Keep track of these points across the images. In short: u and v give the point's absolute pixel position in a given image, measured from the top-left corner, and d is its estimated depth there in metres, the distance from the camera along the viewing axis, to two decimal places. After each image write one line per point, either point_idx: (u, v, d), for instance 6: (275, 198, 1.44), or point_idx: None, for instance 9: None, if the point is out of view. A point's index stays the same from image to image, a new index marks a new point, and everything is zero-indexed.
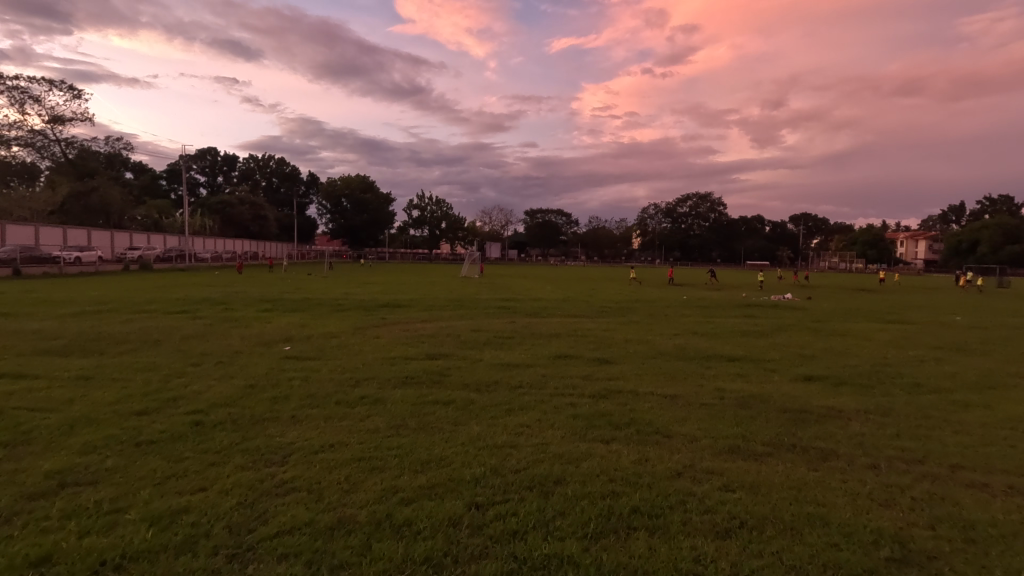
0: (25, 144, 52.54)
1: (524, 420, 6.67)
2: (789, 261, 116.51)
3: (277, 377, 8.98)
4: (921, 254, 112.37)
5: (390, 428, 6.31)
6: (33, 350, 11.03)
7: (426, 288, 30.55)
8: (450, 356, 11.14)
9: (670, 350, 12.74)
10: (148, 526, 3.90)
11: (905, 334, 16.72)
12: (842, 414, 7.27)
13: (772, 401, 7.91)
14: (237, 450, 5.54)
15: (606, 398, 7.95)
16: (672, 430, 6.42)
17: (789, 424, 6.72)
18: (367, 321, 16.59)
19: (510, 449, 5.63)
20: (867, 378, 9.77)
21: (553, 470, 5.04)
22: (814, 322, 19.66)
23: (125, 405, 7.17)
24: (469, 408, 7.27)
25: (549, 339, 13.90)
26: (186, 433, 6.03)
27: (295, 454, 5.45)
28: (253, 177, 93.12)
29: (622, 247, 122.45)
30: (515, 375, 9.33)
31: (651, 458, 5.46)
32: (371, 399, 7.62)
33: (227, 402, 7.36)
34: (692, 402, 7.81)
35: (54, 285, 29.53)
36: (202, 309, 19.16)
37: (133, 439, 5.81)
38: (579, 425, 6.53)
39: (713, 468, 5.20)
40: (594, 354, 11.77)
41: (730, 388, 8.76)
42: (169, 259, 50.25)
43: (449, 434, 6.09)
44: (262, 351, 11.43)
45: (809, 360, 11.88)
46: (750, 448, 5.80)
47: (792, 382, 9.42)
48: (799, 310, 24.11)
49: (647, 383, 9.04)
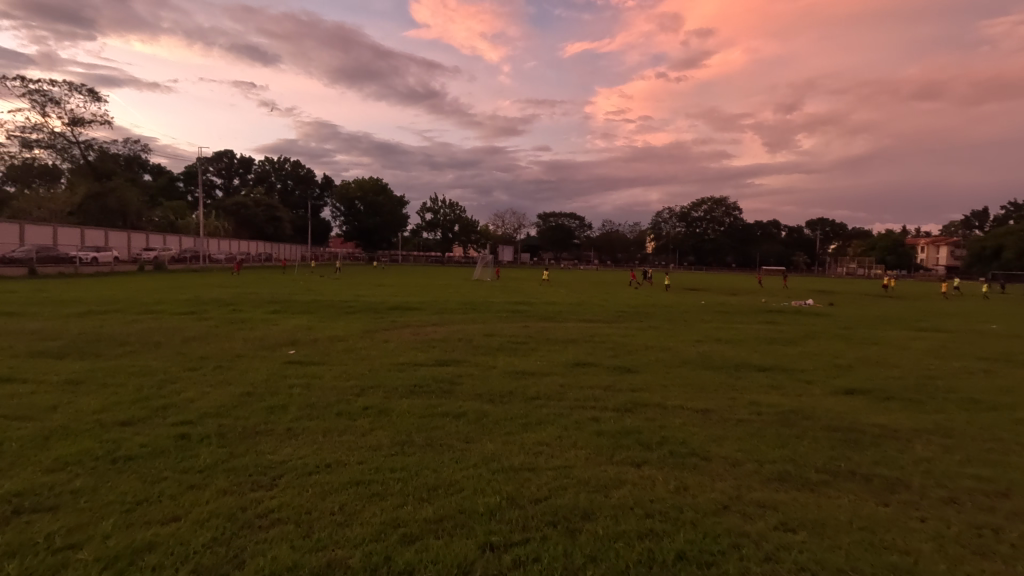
0: (47, 146, 53.11)
1: (542, 437, 6.01)
2: (806, 266, 114.42)
3: (276, 384, 8.37)
4: (943, 260, 109.99)
5: (394, 445, 5.68)
6: (28, 352, 10.59)
7: (438, 290, 30.14)
8: (462, 363, 10.49)
9: (695, 358, 11.95)
10: (101, 569, 3.32)
11: (943, 344, 15.74)
12: (898, 435, 6.48)
13: (815, 418, 7.15)
14: (222, 470, 4.93)
15: (631, 412, 7.25)
16: (708, 450, 5.74)
17: (841, 446, 5.96)
18: (376, 324, 16.02)
19: (529, 473, 4.95)
20: (916, 393, 8.93)
21: (580, 501, 4.37)
22: (844, 331, 18.65)
23: (110, 414, 6.61)
24: (482, 421, 6.63)
25: (566, 345, 13.21)
26: (168, 448, 5.45)
27: (287, 476, 4.84)
28: (268, 179, 93.67)
29: (635, 251, 121.35)
30: (533, 385, 8.63)
31: (690, 486, 4.77)
32: (376, 410, 6.99)
33: (219, 413, 6.77)
34: (727, 418, 7.09)
35: (68, 284, 29.44)
36: (210, 310, 18.82)
37: (107, 455, 5.22)
38: (604, 443, 5.86)
39: (765, 499, 4.50)
40: (615, 361, 11.05)
41: (764, 401, 8.02)
42: (184, 260, 50.31)
43: (459, 453, 5.45)
44: (264, 356, 10.86)
45: (848, 371, 11.05)
46: (803, 474, 5.09)
47: (833, 396, 8.61)
48: (824, 317, 23.21)
49: (672, 395, 8.32)
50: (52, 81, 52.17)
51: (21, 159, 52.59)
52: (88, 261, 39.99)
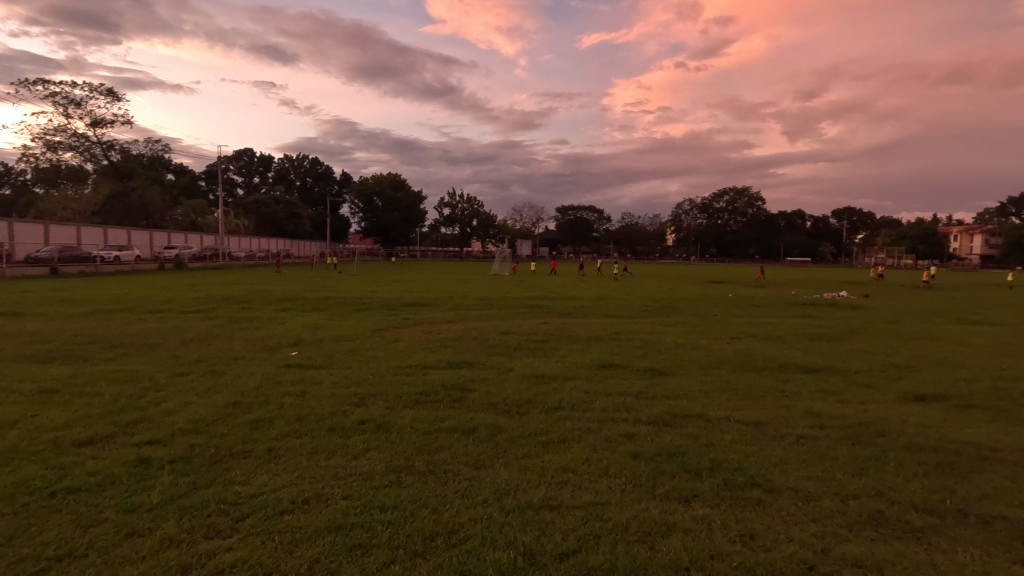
0: (71, 147, 53.58)
1: (567, 460, 5.03)
2: (832, 256, 111.10)
3: (267, 393, 7.46)
4: (976, 248, 105.77)
5: (389, 473, 4.71)
6: (14, 356, 9.89)
7: (456, 286, 29.44)
8: (475, 365, 9.53)
9: (734, 358, 10.80)
10: None
11: (1005, 339, 14.30)
12: (1000, 456, 5.33)
13: (893, 433, 5.99)
14: (175, 508, 4.04)
15: (669, 426, 6.22)
16: (772, 478, 4.68)
17: (936, 474, 4.84)
18: (388, 322, 15.21)
19: (553, 514, 3.97)
20: (999, 399, 7.70)
21: (618, 558, 3.40)
22: (891, 325, 17.14)
23: (71, 432, 5.77)
24: (495, 439, 5.66)
25: (589, 343, 12.22)
26: (122, 477, 4.60)
27: (252, 517, 3.92)
28: (287, 177, 94.05)
29: (656, 244, 119.37)
30: (554, 393, 7.62)
31: (758, 534, 3.74)
32: (375, 426, 6.06)
33: (196, 429, 5.90)
34: (784, 434, 6.00)
35: (86, 284, 29.17)
36: (219, 308, 18.24)
37: (46, 488, 4.37)
38: (642, 469, 4.85)
39: (862, 555, 3.47)
40: (644, 362, 9.97)
41: (825, 411, 6.87)
42: (204, 258, 50.20)
43: (466, 485, 4.46)
44: (264, 358, 10.07)
45: (909, 371, 9.80)
46: (898, 515, 4.02)
47: (903, 404, 7.41)
48: (863, 310, 21.76)
49: (716, 404, 7.21)
50: (73, 83, 52.45)
51: (48, 161, 53.18)
52: (111, 260, 40.04)
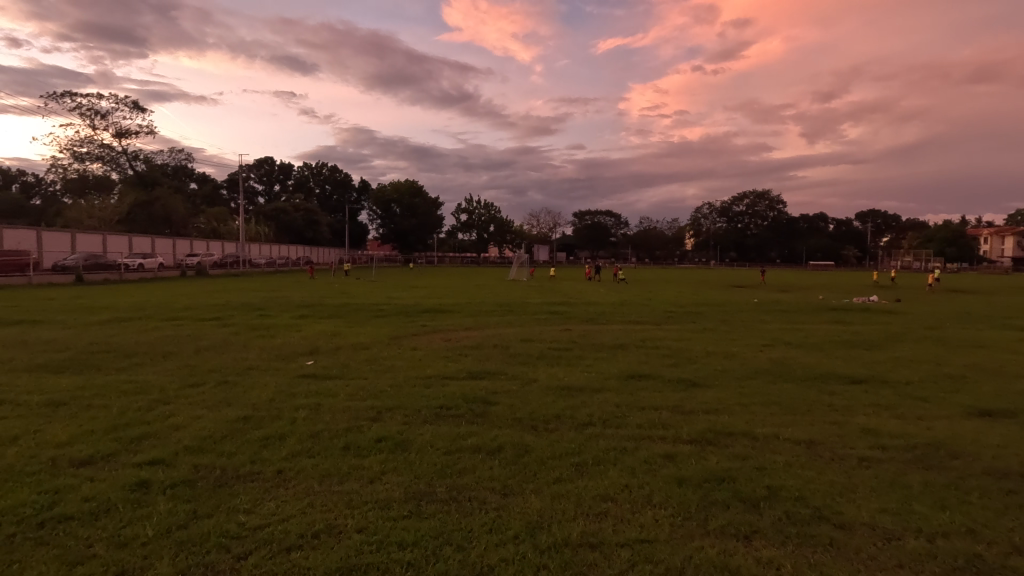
0: (97, 157, 54.54)
1: (607, 487, 4.51)
2: (857, 260, 108.49)
3: (279, 407, 7.06)
4: (1008, 250, 102.34)
5: (408, 501, 4.26)
6: (27, 365, 9.71)
7: (474, 291, 29.14)
8: (498, 375, 9.04)
9: (771, 368, 10.15)
10: None
11: None
12: None
13: (968, 456, 5.35)
14: (172, 542, 3.63)
15: (713, 445, 5.66)
16: (840, 511, 4.11)
17: None
18: (405, 329, 14.83)
19: (596, 554, 3.49)
20: None
21: None
22: (931, 332, 16.28)
23: (72, 449, 5.43)
24: (523, 460, 5.16)
25: (615, 351, 11.67)
26: (118, 503, 4.20)
27: (257, 553, 3.50)
28: (306, 185, 94.99)
29: (675, 248, 118.12)
30: (584, 407, 7.10)
31: None
32: (393, 444, 5.61)
33: (203, 447, 5.51)
34: (843, 456, 5.39)
35: (109, 291, 29.46)
36: (237, 315, 18.05)
37: (35, 517, 3.98)
38: (691, 498, 4.33)
39: None
40: (676, 373, 9.38)
41: (884, 429, 6.24)
42: (225, 264, 50.54)
43: (494, 516, 3.98)
44: (278, 367, 9.71)
45: (964, 382, 9.06)
46: (1000, 559, 3.44)
47: (968, 420, 6.74)
48: (898, 314, 20.82)
49: (761, 421, 6.62)
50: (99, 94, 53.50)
51: (75, 171, 54.26)
52: (135, 268, 40.46)
